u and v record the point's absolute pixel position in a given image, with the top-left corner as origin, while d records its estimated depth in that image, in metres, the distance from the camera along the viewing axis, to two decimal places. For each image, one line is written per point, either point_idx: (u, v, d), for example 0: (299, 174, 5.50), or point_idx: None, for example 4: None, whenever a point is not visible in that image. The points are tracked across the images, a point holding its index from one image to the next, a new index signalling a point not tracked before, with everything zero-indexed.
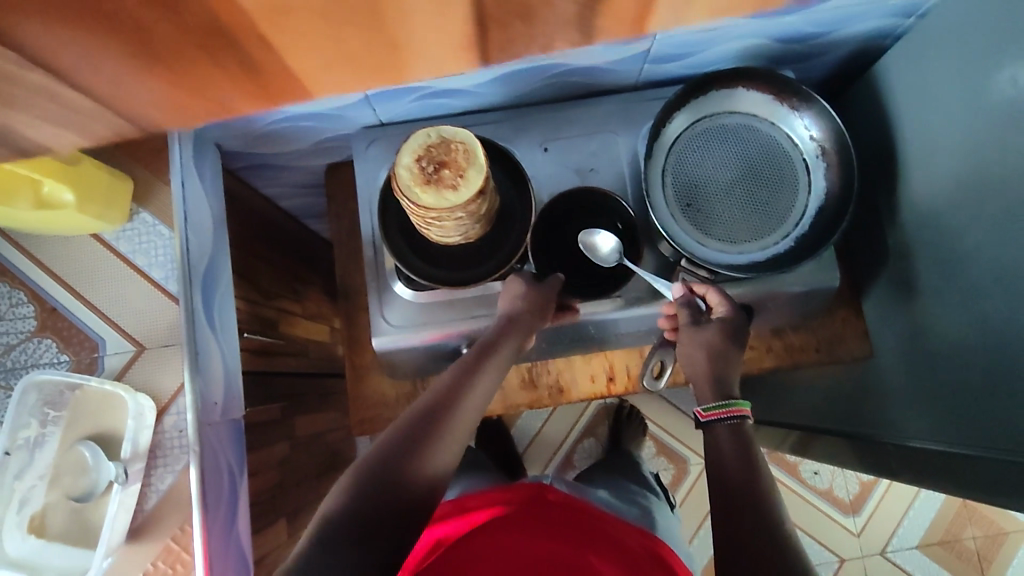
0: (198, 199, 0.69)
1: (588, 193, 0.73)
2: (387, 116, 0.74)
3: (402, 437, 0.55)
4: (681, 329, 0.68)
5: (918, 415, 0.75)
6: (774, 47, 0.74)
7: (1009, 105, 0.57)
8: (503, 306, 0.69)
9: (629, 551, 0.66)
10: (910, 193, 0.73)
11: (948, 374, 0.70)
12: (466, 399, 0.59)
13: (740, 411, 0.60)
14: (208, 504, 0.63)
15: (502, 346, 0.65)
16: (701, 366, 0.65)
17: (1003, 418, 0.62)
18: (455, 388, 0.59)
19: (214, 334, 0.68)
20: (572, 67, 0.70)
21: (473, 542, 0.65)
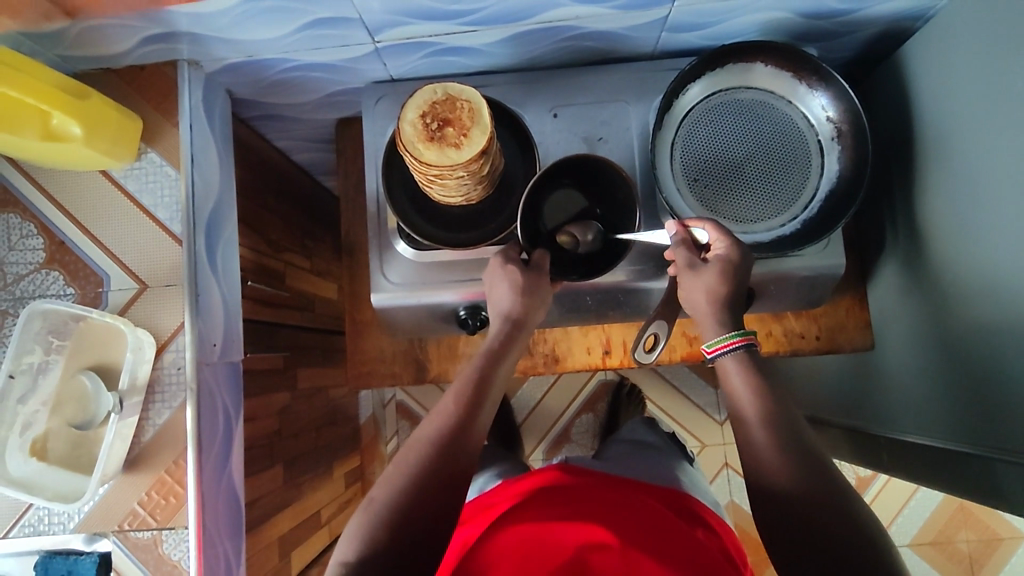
0: (206, 142, 0.70)
1: (584, 159, 0.69)
2: (397, 71, 0.75)
3: (416, 480, 0.56)
4: (679, 271, 0.63)
5: (922, 412, 0.74)
6: (797, 22, 0.73)
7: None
8: (501, 295, 0.67)
9: (648, 521, 0.67)
10: (927, 180, 0.71)
11: (951, 369, 0.69)
12: (472, 424, 0.60)
13: (746, 338, 0.59)
14: (203, 445, 0.65)
15: (506, 363, 0.65)
16: (707, 312, 0.61)
17: (1006, 416, 0.61)
18: (462, 415, 0.60)
19: (214, 276, 0.69)
20: (586, 30, 0.70)
21: (497, 536, 0.66)
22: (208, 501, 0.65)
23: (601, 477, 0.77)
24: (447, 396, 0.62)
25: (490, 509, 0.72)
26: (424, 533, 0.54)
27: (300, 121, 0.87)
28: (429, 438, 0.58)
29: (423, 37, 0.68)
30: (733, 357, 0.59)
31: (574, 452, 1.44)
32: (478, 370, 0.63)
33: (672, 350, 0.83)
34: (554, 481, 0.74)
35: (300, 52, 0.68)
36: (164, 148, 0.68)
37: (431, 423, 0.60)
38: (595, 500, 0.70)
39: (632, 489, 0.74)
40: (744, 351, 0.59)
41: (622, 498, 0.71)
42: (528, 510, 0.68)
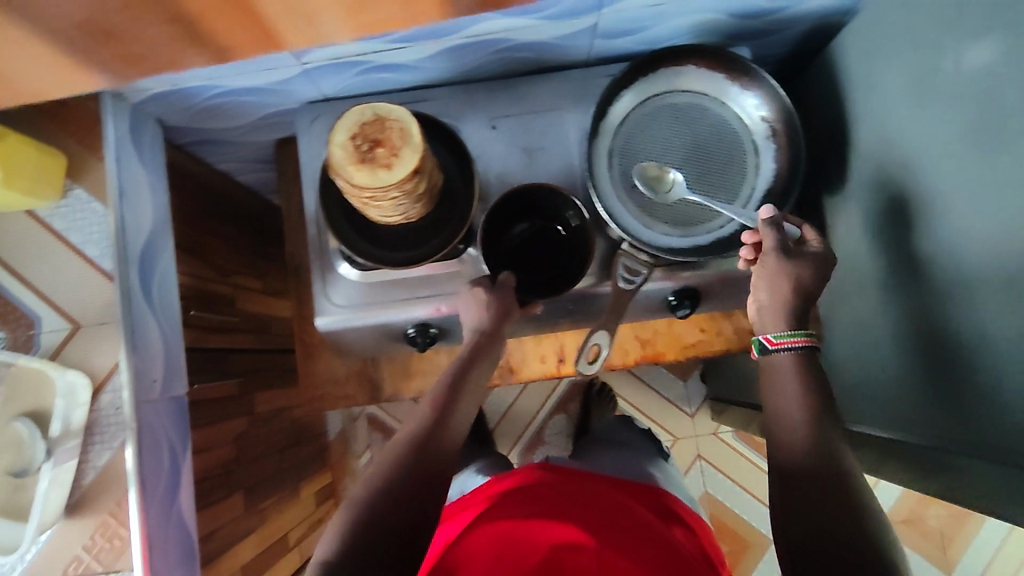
0: (135, 173, 0.69)
1: (537, 186, 0.70)
2: (330, 90, 0.74)
3: (396, 476, 0.55)
4: (767, 253, 0.61)
5: (866, 403, 0.75)
6: (728, 23, 0.73)
7: (963, 89, 0.55)
8: (468, 317, 0.68)
9: (626, 520, 0.68)
10: (860, 174, 0.72)
11: (885, 359, 0.70)
12: (445, 430, 0.60)
13: (808, 340, 0.59)
14: (145, 482, 0.64)
15: (477, 370, 0.65)
16: (783, 299, 0.60)
17: (936, 403, 0.62)
18: (431, 421, 0.60)
19: (151, 310, 0.68)
20: (518, 41, 0.70)
21: (473, 534, 0.66)
22: (156, 538, 0.64)
23: (582, 475, 0.78)
24: (422, 401, 0.62)
25: (468, 510, 0.72)
26: (404, 538, 0.53)
27: (238, 143, 0.85)
28: (401, 442, 0.58)
29: (350, 57, 0.67)
30: (791, 356, 0.59)
31: (547, 454, 1.44)
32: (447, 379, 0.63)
33: (626, 353, 0.84)
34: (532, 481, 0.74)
35: (226, 78, 0.67)
36: (91, 183, 0.67)
37: (405, 428, 0.60)
38: (573, 499, 0.70)
39: (611, 490, 0.75)
40: (804, 351, 0.59)
41: (598, 495, 0.72)
42: (504, 507, 0.69)
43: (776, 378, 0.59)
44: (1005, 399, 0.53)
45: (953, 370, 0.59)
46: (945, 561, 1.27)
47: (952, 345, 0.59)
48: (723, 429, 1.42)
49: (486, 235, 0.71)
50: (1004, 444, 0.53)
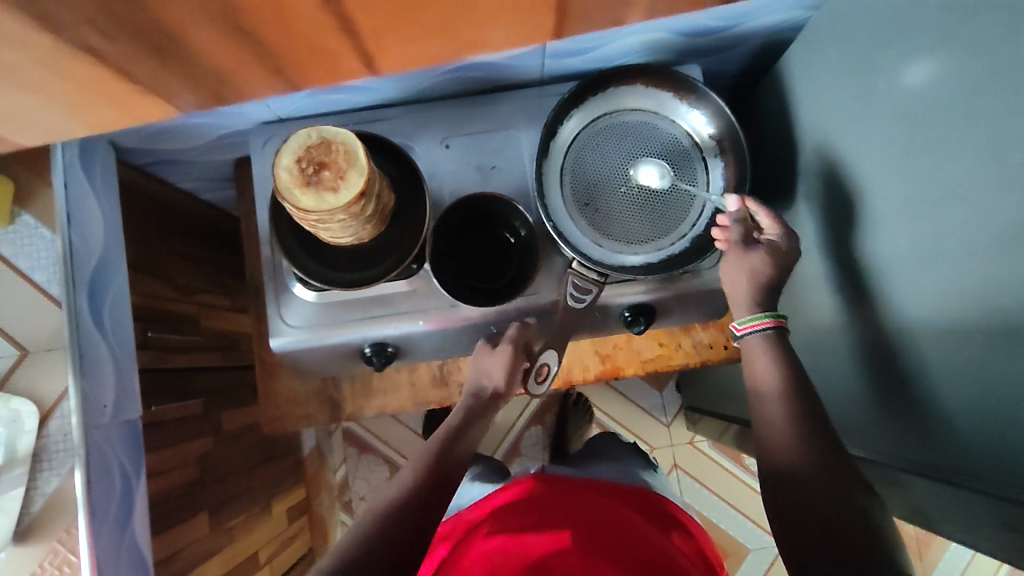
0: (86, 197, 0.69)
1: (488, 197, 0.73)
2: (282, 111, 0.74)
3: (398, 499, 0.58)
4: (728, 244, 0.67)
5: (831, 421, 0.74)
6: (678, 41, 0.74)
7: (896, 110, 0.56)
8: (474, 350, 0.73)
9: (619, 529, 0.68)
10: (808, 190, 0.73)
11: (845, 375, 0.70)
12: (445, 480, 0.63)
13: (776, 321, 0.63)
14: (95, 509, 0.64)
15: (480, 420, 0.71)
16: (742, 288, 0.65)
17: (890, 421, 0.62)
18: (428, 476, 0.62)
19: (101, 335, 0.68)
20: (467, 62, 0.70)
21: (468, 556, 0.67)
22: (108, 565, 0.64)
23: (578, 487, 0.78)
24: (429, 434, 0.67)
25: (466, 531, 0.73)
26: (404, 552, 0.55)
27: (196, 164, 0.85)
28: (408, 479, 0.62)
29: None
30: (760, 337, 0.63)
31: (525, 465, 1.43)
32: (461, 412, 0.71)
33: (586, 368, 0.85)
34: (527, 497, 0.75)
35: None
36: (40, 210, 0.67)
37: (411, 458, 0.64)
38: (565, 510, 0.70)
39: (607, 500, 0.75)
40: (772, 333, 0.63)
41: (587, 503, 0.73)
42: (494, 525, 0.70)
43: (752, 360, 0.63)
44: (948, 416, 0.53)
45: (903, 388, 0.59)
46: (923, 566, 1.27)
47: (898, 364, 0.59)
48: (699, 439, 1.43)
49: (439, 245, 0.73)
50: (955, 464, 0.53)
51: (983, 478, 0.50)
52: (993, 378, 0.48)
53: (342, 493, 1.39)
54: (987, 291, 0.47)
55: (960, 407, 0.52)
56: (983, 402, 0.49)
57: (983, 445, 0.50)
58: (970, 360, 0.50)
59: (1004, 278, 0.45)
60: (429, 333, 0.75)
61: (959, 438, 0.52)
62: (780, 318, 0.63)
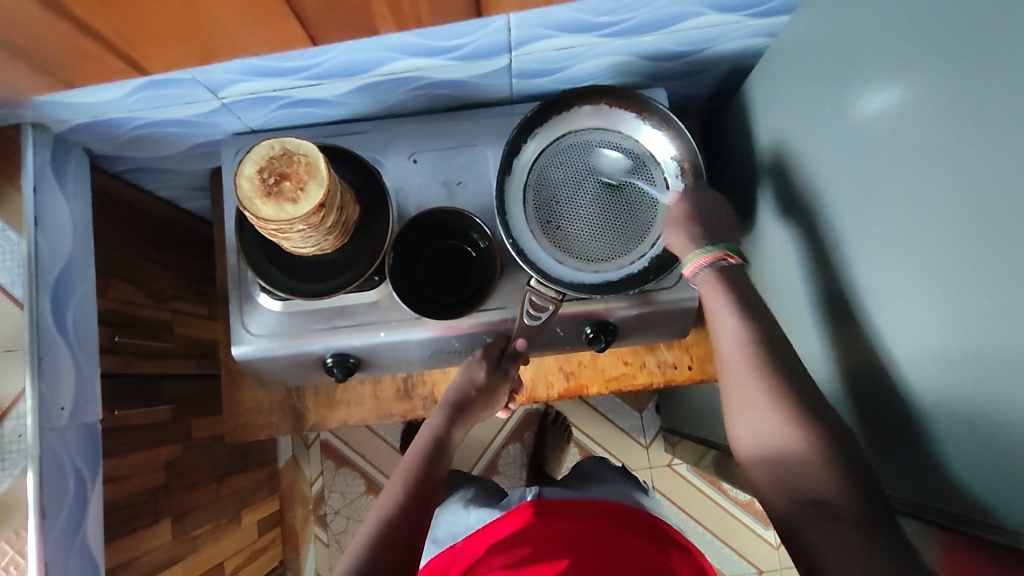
0: (55, 202, 0.70)
1: (453, 213, 0.74)
2: (256, 123, 0.76)
3: (391, 516, 0.60)
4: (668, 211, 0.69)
5: None
6: (644, 64, 0.76)
7: (850, 131, 0.57)
8: (460, 374, 0.73)
9: (618, 555, 0.68)
10: (770, 211, 0.74)
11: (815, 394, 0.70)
12: (427, 503, 0.63)
13: (715, 255, 0.63)
14: (46, 511, 0.64)
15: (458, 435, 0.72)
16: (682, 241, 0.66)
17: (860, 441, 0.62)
18: (412, 500, 0.62)
19: (62, 339, 0.69)
20: (436, 80, 0.72)
21: None
22: (55, 568, 0.64)
23: (581, 507, 0.76)
24: (414, 450, 0.68)
25: (473, 556, 0.75)
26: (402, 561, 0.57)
27: (173, 173, 0.87)
28: (389, 506, 0.61)
29: (267, 91, 0.69)
30: (708, 272, 0.63)
31: (502, 483, 1.42)
32: (435, 426, 0.70)
33: (550, 386, 0.85)
34: (531, 525, 0.74)
35: (146, 111, 0.69)
36: (8, 213, 0.68)
37: (398, 475, 0.65)
38: (565, 539, 0.70)
39: (611, 525, 0.73)
40: (710, 267, 0.63)
41: (577, 525, 0.73)
42: (490, 562, 0.71)
43: (708, 299, 0.63)
44: (912, 433, 0.53)
45: (867, 408, 0.59)
46: None
47: (865, 382, 0.59)
48: (678, 461, 1.42)
49: (401, 259, 0.74)
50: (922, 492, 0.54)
51: (950, 494, 0.50)
52: (947, 394, 0.48)
53: (317, 506, 1.38)
54: (936, 310, 0.48)
55: (920, 426, 0.52)
56: (940, 417, 0.49)
57: (942, 461, 0.50)
58: (926, 377, 0.50)
59: (952, 296, 0.46)
60: (391, 346, 0.75)
61: (922, 458, 0.52)
62: (722, 249, 0.63)
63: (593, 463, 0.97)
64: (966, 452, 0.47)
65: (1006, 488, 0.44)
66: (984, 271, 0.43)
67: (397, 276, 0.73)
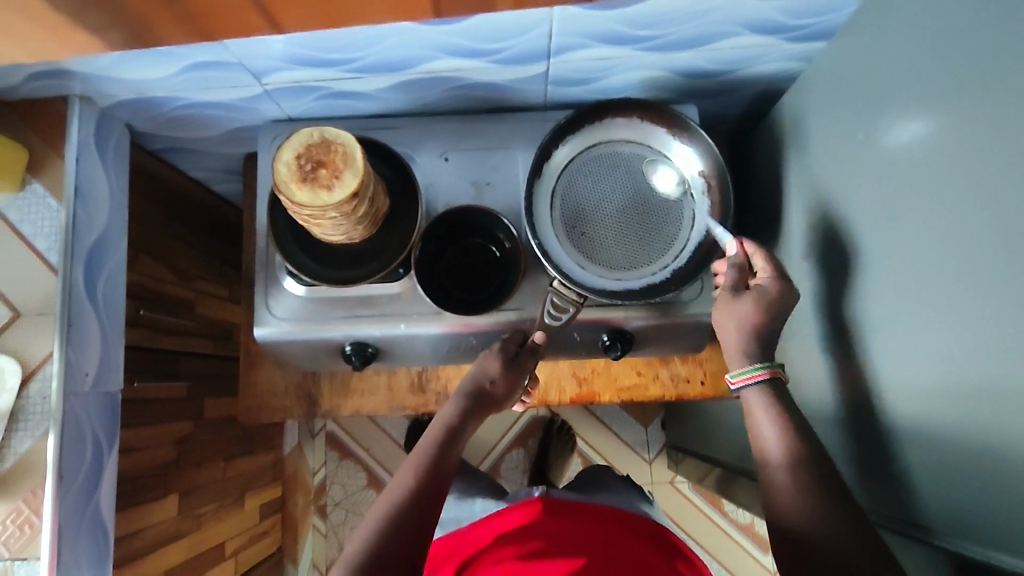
0: (94, 173, 0.72)
1: (484, 213, 0.75)
2: (293, 111, 0.78)
3: (402, 505, 0.60)
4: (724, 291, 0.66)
5: None
6: (679, 80, 0.77)
7: (878, 158, 0.58)
8: (477, 365, 0.74)
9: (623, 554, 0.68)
10: (793, 233, 0.75)
11: (824, 420, 0.70)
12: (438, 493, 0.63)
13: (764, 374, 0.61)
14: (63, 474, 0.65)
15: (473, 424, 0.71)
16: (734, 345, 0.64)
17: (863, 468, 0.62)
18: (423, 488, 0.62)
19: (91, 306, 0.71)
20: (473, 81, 0.74)
21: (480, 563, 0.70)
22: (68, 531, 0.65)
23: (591, 510, 0.77)
24: (427, 438, 0.68)
25: (480, 537, 0.76)
26: (410, 550, 0.57)
27: (208, 155, 0.89)
28: (400, 496, 0.61)
29: (309, 81, 0.71)
30: (757, 389, 0.61)
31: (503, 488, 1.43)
32: (450, 418, 0.70)
33: (562, 390, 0.86)
34: (541, 516, 0.75)
35: (190, 92, 0.71)
36: (49, 179, 0.70)
37: (411, 462, 0.66)
38: (572, 534, 0.71)
39: (620, 529, 0.74)
40: (767, 384, 0.61)
41: (583, 524, 0.74)
42: (495, 546, 0.72)
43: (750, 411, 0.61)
44: (914, 461, 0.54)
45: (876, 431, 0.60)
46: None
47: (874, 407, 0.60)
48: (680, 479, 1.42)
49: (428, 252, 0.75)
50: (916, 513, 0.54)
51: (943, 521, 0.50)
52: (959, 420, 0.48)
53: (318, 497, 1.39)
54: (950, 338, 0.48)
55: (919, 456, 0.52)
56: (940, 448, 0.50)
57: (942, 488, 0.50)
58: (929, 405, 0.50)
59: (964, 323, 0.46)
60: (409, 338, 0.76)
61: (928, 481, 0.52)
62: (770, 369, 0.61)
63: (598, 472, 0.97)
64: (966, 483, 0.47)
65: (1002, 518, 0.44)
66: (998, 301, 0.43)
67: (421, 268, 0.74)
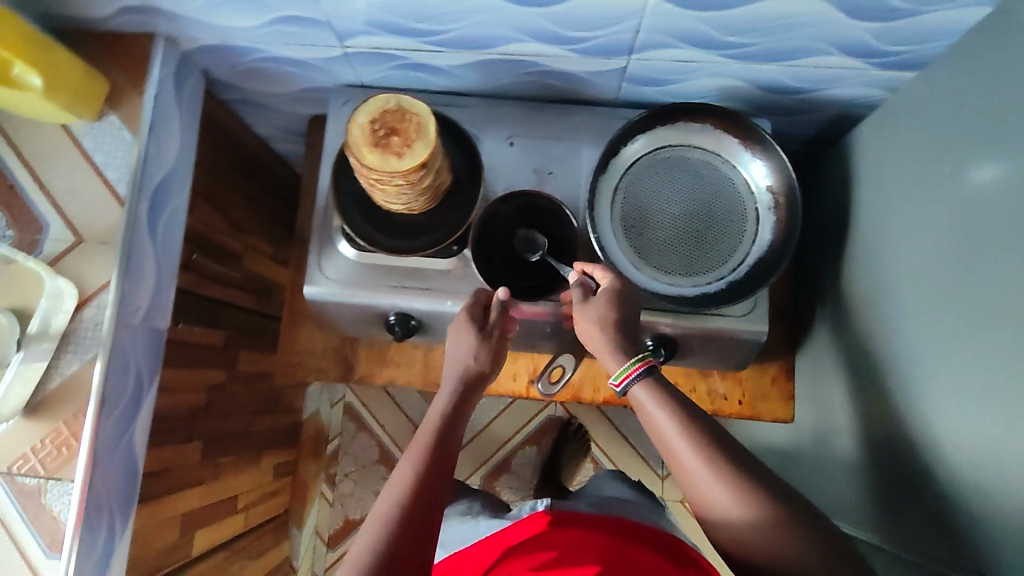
0: (169, 113, 0.73)
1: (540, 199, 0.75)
2: (367, 78, 0.78)
3: (401, 517, 0.56)
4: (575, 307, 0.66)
5: (849, 499, 0.72)
6: (755, 93, 0.76)
7: (959, 194, 0.56)
8: (464, 333, 0.68)
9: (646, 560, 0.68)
10: (854, 260, 0.73)
11: (866, 453, 0.69)
12: (443, 483, 0.59)
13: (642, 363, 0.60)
14: (105, 402, 0.66)
15: (472, 406, 0.66)
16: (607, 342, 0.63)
17: (907, 507, 0.61)
18: (422, 492, 0.58)
19: (151, 242, 0.72)
20: (551, 68, 0.73)
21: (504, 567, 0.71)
22: (104, 455, 0.66)
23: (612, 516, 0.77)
24: (426, 426, 0.63)
25: (502, 538, 0.76)
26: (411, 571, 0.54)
27: (276, 112, 0.90)
28: (398, 504, 0.57)
29: (389, 49, 0.71)
30: (638, 384, 0.60)
31: (512, 482, 1.42)
32: (452, 396, 0.65)
33: (597, 389, 0.85)
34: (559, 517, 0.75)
35: (271, 45, 0.71)
36: (126, 112, 0.71)
37: (409, 459, 0.60)
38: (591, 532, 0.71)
39: (642, 534, 0.74)
40: (647, 375, 0.60)
41: (604, 521, 0.74)
42: (517, 549, 0.72)
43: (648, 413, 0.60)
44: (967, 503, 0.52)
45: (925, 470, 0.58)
46: None
47: (927, 446, 0.58)
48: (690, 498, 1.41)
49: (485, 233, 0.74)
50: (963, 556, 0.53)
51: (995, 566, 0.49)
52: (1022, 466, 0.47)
53: (330, 465, 1.40)
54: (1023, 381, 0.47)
55: (982, 501, 0.51)
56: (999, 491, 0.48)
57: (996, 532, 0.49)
58: (1004, 451, 0.49)
59: None
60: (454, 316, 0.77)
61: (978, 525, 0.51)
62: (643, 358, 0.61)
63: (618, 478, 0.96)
64: None
65: None
66: None
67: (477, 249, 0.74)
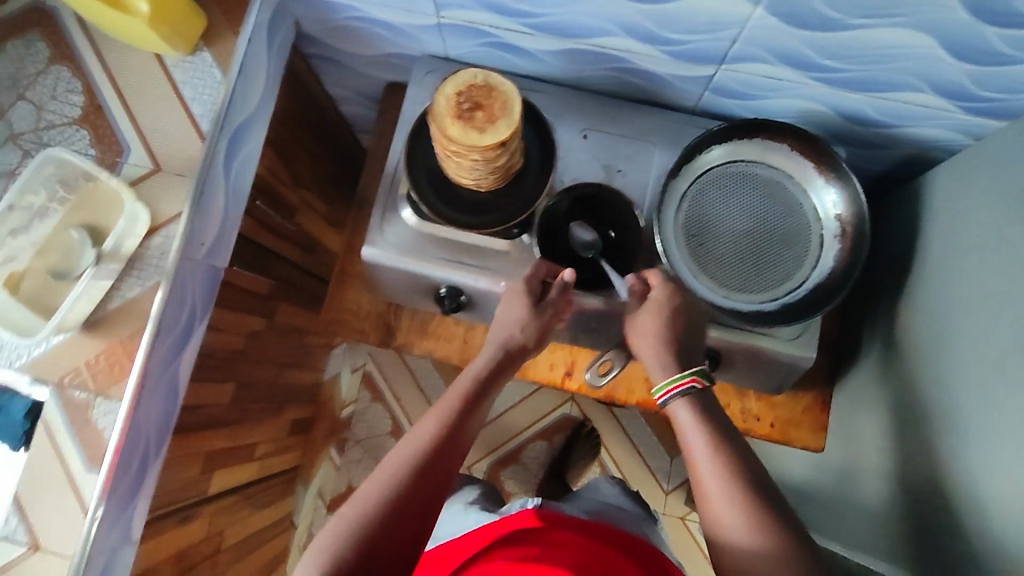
0: (259, 58, 0.75)
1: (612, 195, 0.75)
2: (453, 52, 0.79)
3: (411, 476, 0.57)
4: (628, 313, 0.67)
5: (875, 537, 0.71)
6: (836, 121, 0.76)
7: None
8: (508, 312, 0.69)
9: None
10: (913, 300, 0.73)
11: (901, 493, 0.69)
12: (458, 451, 0.60)
13: (686, 380, 0.60)
14: (160, 330, 0.67)
15: (498, 383, 0.67)
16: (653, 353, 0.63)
17: (938, 552, 0.60)
18: (436, 457, 0.59)
19: (223, 181, 0.73)
20: (638, 67, 0.74)
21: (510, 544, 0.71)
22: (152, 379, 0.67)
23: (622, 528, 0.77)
24: (449, 394, 0.63)
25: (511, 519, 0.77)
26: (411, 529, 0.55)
27: (354, 73, 0.91)
28: (409, 463, 0.58)
29: (483, 26, 0.72)
30: (679, 400, 0.60)
31: (518, 473, 1.43)
32: (481, 371, 0.65)
33: (631, 391, 0.85)
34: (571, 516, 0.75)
35: (368, 5, 0.72)
36: (218, 51, 0.72)
37: (428, 422, 0.61)
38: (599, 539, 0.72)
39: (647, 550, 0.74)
40: (691, 392, 0.60)
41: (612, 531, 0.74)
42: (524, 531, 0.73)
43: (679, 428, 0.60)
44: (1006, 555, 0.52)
45: (965, 517, 0.58)
46: None
47: (969, 494, 0.58)
48: (691, 517, 1.41)
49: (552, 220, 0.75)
50: None
51: None
52: None
53: (342, 429, 1.42)
54: None
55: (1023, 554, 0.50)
56: None
57: None
58: None
59: None
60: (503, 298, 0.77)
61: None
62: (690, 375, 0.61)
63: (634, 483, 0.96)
64: None
65: None
66: None
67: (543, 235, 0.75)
